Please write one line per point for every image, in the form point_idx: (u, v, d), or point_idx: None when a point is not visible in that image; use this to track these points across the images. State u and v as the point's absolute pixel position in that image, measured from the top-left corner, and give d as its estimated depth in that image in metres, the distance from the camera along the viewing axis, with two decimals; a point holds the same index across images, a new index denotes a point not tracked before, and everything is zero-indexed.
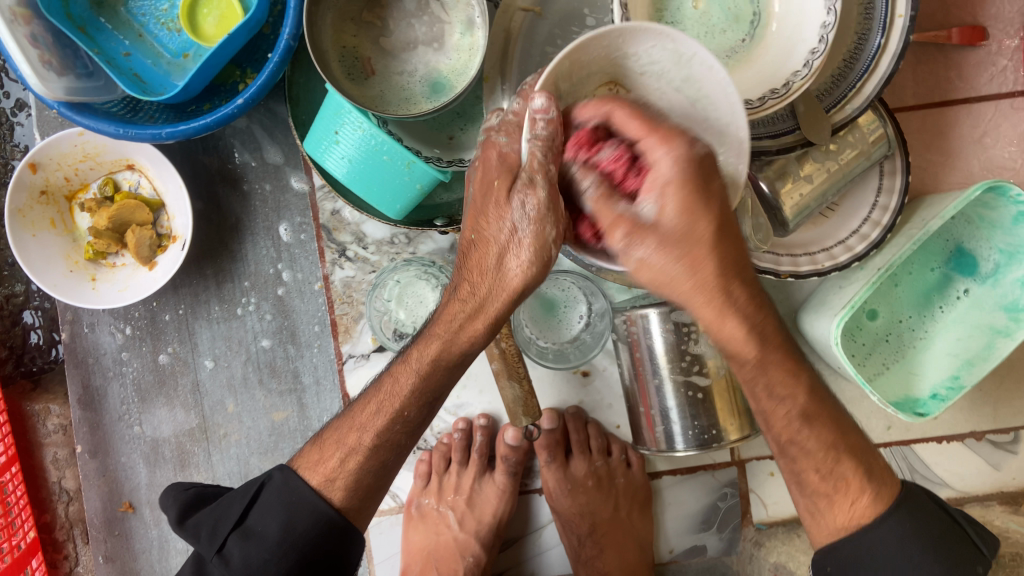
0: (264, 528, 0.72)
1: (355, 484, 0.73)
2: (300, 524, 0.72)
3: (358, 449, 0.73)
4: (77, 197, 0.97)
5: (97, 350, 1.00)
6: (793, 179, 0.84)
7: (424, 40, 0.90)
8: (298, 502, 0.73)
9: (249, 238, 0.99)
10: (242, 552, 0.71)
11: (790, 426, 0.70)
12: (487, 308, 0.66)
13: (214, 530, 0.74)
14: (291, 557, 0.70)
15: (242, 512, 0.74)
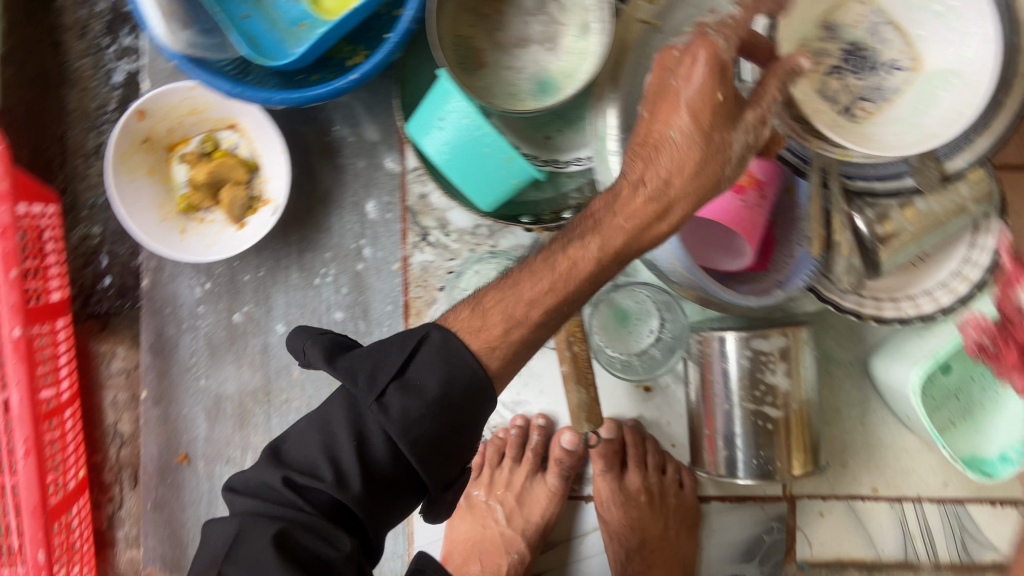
0: (423, 382, 0.63)
1: (499, 341, 0.66)
2: (455, 387, 0.63)
3: (524, 322, 0.67)
4: (176, 148, 0.98)
5: (175, 301, 1.02)
6: (893, 223, 0.82)
7: (538, 39, 0.91)
8: (454, 364, 0.64)
9: (336, 211, 1.01)
10: (401, 408, 0.62)
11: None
12: (658, 215, 0.67)
13: (373, 374, 0.64)
14: (440, 419, 0.62)
15: (402, 362, 0.64)
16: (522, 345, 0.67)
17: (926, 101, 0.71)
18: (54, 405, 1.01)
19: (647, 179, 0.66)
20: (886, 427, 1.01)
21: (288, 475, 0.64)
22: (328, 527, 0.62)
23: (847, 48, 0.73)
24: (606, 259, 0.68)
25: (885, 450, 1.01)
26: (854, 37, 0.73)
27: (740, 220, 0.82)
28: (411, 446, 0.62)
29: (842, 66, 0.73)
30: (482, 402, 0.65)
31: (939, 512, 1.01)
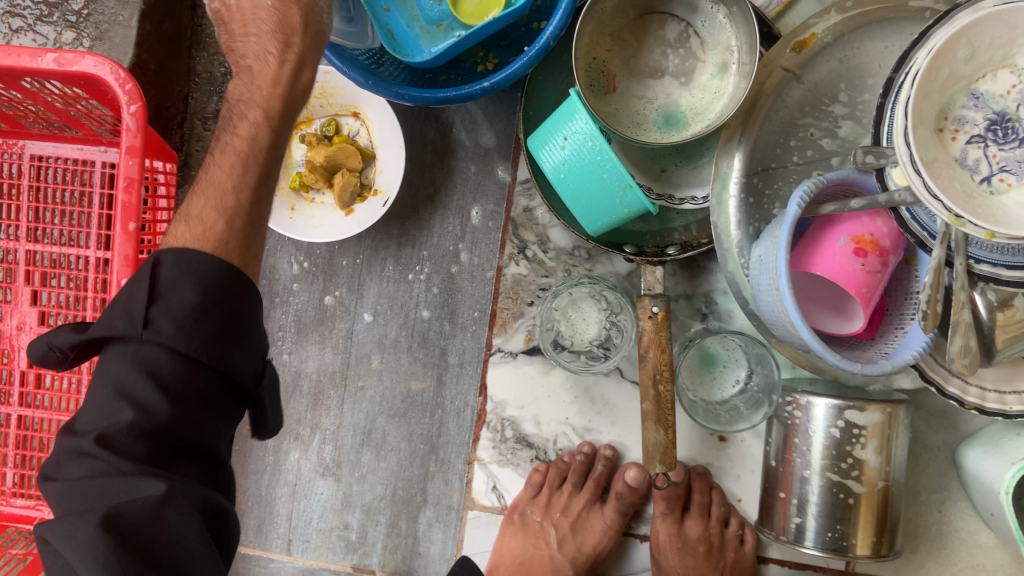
0: (179, 295, 0.61)
1: (231, 228, 0.67)
2: (212, 285, 0.63)
3: (240, 209, 0.68)
4: (299, 127, 1.01)
5: (272, 274, 1.04)
6: (1014, 310, 0.80)
7: (673, 72, 0.91)
8: (196, 265, 0.63)
9: (441, 212, 1.01)
10: (168, 323, 0.60)
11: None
12: (296, 75, 0.73)
13: (129, 310, 0.61)
14: (217, 316, 0.62)
15: (149, 290, 0.61)
16: (255, 216, 0.70)
17: None
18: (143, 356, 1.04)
19: (267, 47, 0.72)
20: (964, 520, 0.97)
21: (101, 435, 0.59)
22: (143, 491, 0.57)
23: (994, 118, 0.73)
24: (256, 130, 0.71)
25: (960, 543, 0.98)
26: (1002, 107, 0.72)
27: (857, 283, 0.80)
28: (198, 349, 0.61)
29: (984, 136, 0.73)
30: (239, 296, 0.64)
31: None
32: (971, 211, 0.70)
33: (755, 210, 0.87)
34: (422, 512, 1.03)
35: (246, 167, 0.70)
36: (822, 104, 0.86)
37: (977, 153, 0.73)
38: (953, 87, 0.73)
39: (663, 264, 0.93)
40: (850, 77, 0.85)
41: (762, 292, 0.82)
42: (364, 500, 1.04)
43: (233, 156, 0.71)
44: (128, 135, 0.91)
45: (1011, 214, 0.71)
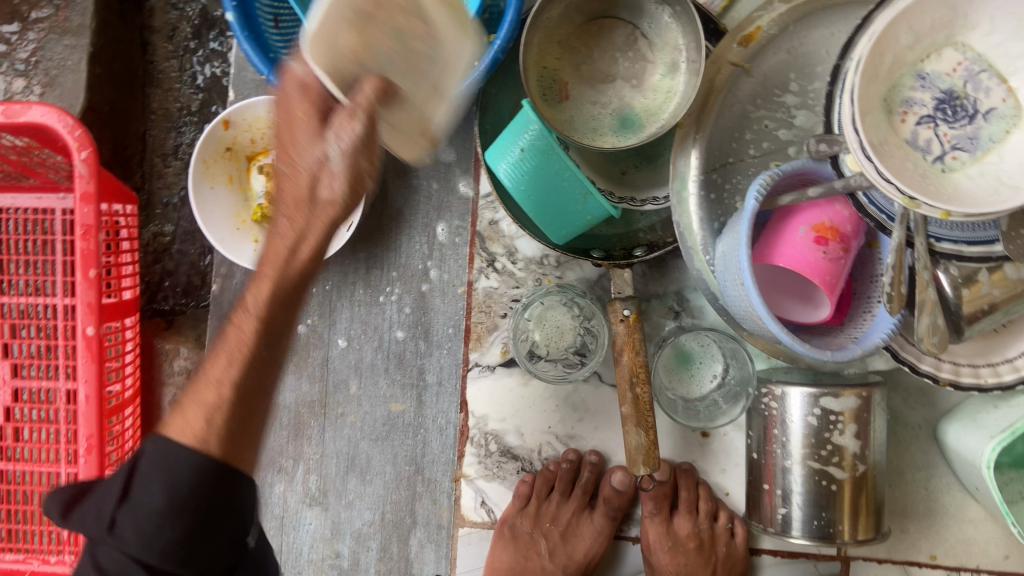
0: (148, 495, 0.55)
1: (215, 427, 0.57)
2: (185, 480, 0.56)
3: (223, 405, 0.58)
4: (257, 158, 1.00)
5: (241, 307, 1.03)
6: (981, 285, 0.80)
7: (624, 75, 0.91)
8: (178, 459, 0.56)
9: (406, 231, 1.01)
10: (135, 523, 0.55)
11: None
12: (294, 252, 0.59)
13: (97, 511, 0.57)
14: (191, 516, 0.55)
15: (120, 485, 0.56)
16: (240, 415, 0.59)
17: None
18: (118, 401, 1.03)
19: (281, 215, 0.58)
20: (950, 493, 0.98)
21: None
22: None
23: (943, 96, 0.74)
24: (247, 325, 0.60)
25: (948, 518, 0.98)
26: (949, 85, 0.74)
27: (820, 272, 0.80)
28: (161, 556, 0.55)
29: (934, 115, 0.74)
30: (235, 489, 0.58)
31: None
32: (924, 193, 0.70)
33: (717, 206, 0.87)
34: (412, 533, 1.02)
35: (245, 369, 0.60)
36: (774, 96, 0.87)
37: (927, 133, 0.74)
38: (901, 70, 0.74)
39: (631, 266, 0.93)
40: (799, 66, 0.86)
41: (728, 288, 0.82)
42: (353, 527, 1.03)
43: (225, 364, 0.60)
44: (80, 182, 0.90)
45: (965, 189, 0.72)
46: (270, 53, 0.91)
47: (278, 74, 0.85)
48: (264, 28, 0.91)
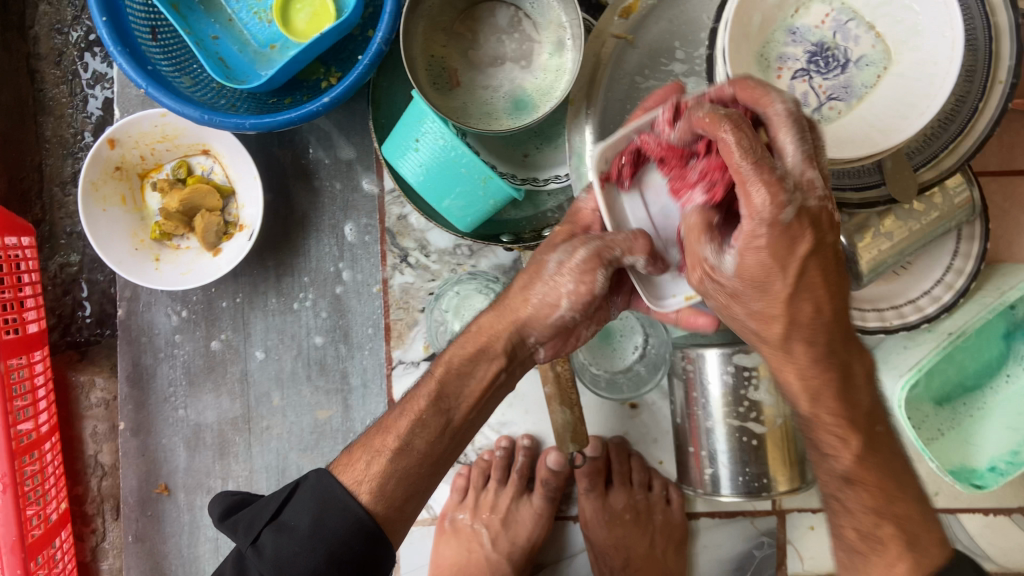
0: (295, 521, 0.69)
1: (384, 490, 0.70)
2: (330, 523, 0.69)
3: (384, 460, 0.71)
4: (149, 175, 0.98)
5: (151, 330, 1.01)
6: (873, 233, 0.83)
7: (512, 57, 0.90)
8: (334, 502, 0.70)
9: (314, 235, 1.00)
10: (275, 545, 0.69)
11: (851, 455, 0.64)
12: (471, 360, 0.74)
13: (250, 523, 0.72)
14: (322, 554, 0.67)
15: (276, 508, 0.71)
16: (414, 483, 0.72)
17: (901, 95, 0.73)
18: (32, 438, 0.99)
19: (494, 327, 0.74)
20: None
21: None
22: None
23: (814, 49, 0.76)
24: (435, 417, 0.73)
25: None
26: (819, 38, 0.75)
27: None
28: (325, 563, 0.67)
29: (808, 68, 0.76)
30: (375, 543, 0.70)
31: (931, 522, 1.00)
32: None
33: None
34: None
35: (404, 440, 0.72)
36: (661, 65, 0.87)
37: (804, 87, 0.76)
38: (772, 28, 0.76)
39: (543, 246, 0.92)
40: (682, 34, 0.87)
41: None
42: None
43: (421, 442, 0.73)
44: None
45: (844, 137, 0.74)
46: (148, 64, 0.88)
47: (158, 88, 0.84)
48: (140, 39, 0.89)
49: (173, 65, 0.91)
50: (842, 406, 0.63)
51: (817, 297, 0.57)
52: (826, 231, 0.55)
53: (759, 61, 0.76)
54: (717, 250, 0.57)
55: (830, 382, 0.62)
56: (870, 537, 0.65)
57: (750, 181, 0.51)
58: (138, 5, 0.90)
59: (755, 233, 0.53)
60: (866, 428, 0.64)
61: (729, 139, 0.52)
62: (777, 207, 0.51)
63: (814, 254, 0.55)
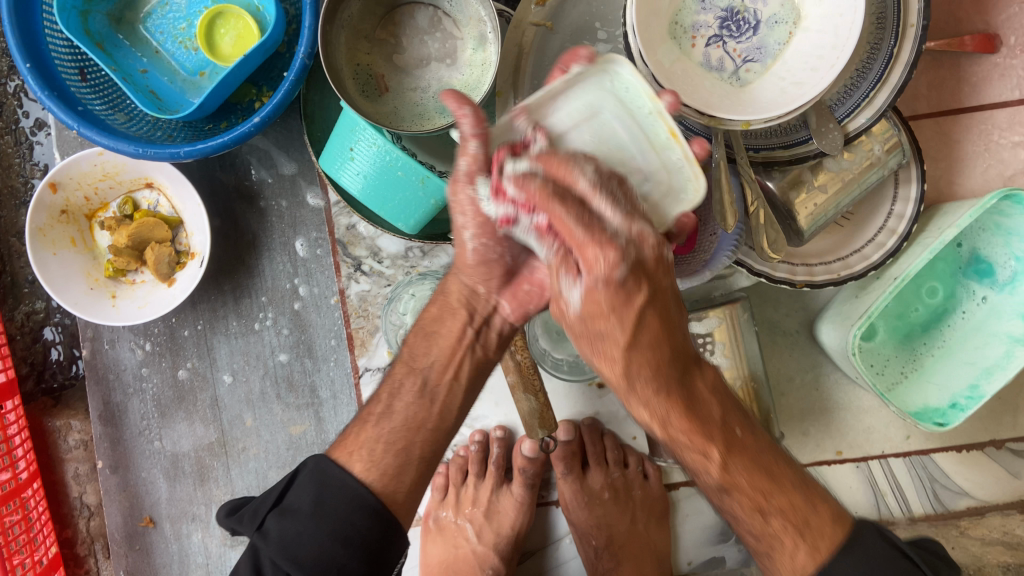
0: (298, 504, 0.69)
1: (376, 459, 0.72)
2: (332, 501, 0.69)
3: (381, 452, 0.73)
4: (97, 215, 0.99)
5: (117, 367, 1.02)
6: (807, 188, 0.84)
7: (437, 56, 0.91)
8: (332, 483, 0.70)
9: (266, 254, 1.00)
10: (281, 527, 0.68)
11: (717, 467, 0.67)
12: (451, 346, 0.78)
13: (256, 512, 0.72)
14: (325, 530, 0.67)
15: (280, 492, 0.71)
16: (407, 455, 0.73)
17: (811, 50, 0.73)
18: (10, 488, 1.00)
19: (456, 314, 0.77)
20: (840, 389, 1.02)
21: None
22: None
23: (725, 14, 0.77)
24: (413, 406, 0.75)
25: (844, 412, 1.03)
26: (728, 3, 0.77)
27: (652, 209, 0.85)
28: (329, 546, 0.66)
29: (721, 33, 0.77)
30: (385, 531, 0.70)
31: (906, 465, 1.02)
32: (719, 109, 0.73)
33: None
34: None
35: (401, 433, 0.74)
36: (584, 47, 0.88)
37: (719, 53, 0.77)
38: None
39: None
40: (602, 14, 0.88)
41: None
42: None
43: (403, 405, 0.75)
44: None
45: (761, 100, 0.74)
46: (78, 104, 0.89)
47: (88, 127, 0.84)
48: (68, 81, 0.89)
49: (105, 104, 0.92)
50: (691, 425, 0.66)
51: (655, 335, 0.63)
52: (659, 279, 0.63)
53: (671, 30, 0.76)
54: (572, 282, 0.62)
55: (675, 408, 0.66)
56: (763, 536, 0.69)
57: (586, 245, 0.59)
58: (63, 47, 0.90)
59: (595, 289, 0.60)
60: (723, 438, 0.68)
61: (561, 213, 0.59)
62: (610, 268, 0.59)
63: (649, 302, 0.62)
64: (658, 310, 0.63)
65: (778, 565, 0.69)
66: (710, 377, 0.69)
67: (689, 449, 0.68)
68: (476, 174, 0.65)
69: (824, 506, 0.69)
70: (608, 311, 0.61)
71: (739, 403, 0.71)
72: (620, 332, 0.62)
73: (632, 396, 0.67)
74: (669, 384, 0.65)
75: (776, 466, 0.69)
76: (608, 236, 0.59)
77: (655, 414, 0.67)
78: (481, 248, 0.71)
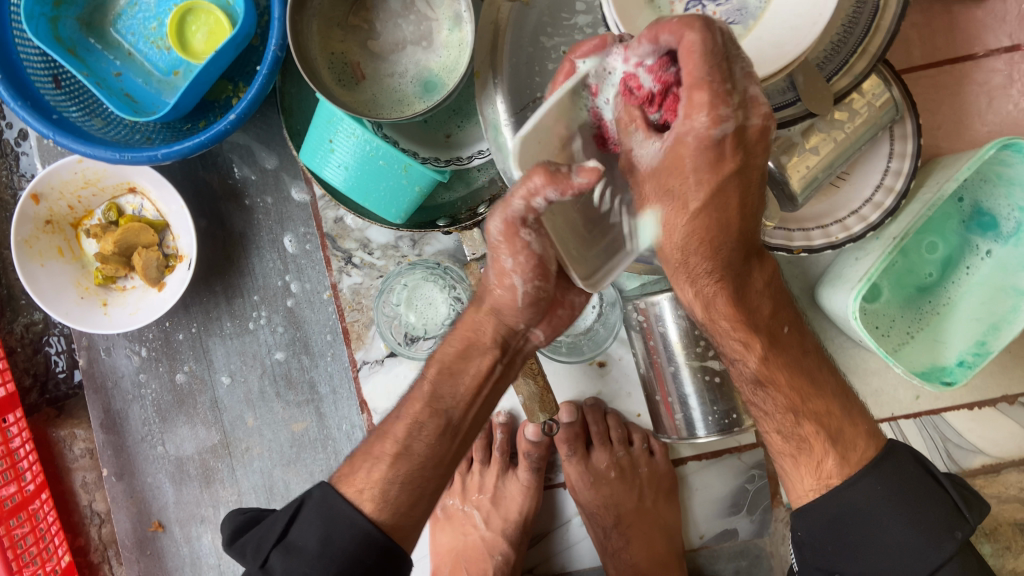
0: (304, 541, 0.69)
1: (386, 497, 0.70)
2: (339, 540, 0.68)
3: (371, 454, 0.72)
4: (82, 223, 0.98)
5: (115, 374, 1.02)
6: (798, 152, 0.82)
7: (412, 39, 0.89)
8: (337, 517, 0.69)
9: (255, 252, 0.99)
10: (285, 565, 0.68)
11: (756, 359, 0.73)
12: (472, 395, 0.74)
13: (258, 546, 0.71)
14: (332, 570, 0.67)
15: (282, 529, 0.70)
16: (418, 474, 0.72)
17: (793, 10, 0.70)
18: (17, 501, 1.00)
19: None
20: (846, 352, 1.00)
21: None
22: None
23: None
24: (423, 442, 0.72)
25: (852, 376, 1.01)
26: None
27: None
28: None
29: None
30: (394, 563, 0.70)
31: (916, 426, 1.00)
32: None
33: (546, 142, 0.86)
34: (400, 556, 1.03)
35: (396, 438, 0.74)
36: (562, 20, 0.84)
37: (698, 18, 0.74)
38: None
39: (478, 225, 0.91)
40: None
41: None
42: None
43: (423, 445, 0.72)
44: None
45: (743, 64, 0.71)
46: (53, 113, 0.88)
47: (63, 137, 0.83)
48: (42, 89, 0.88)
49: (81, 110, 0.91)
50: (735, 312, 0.70)
51: (726, 216, 0.62)
52: (753, 150, 0.57)
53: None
54: (644, 139, 0.57)
55: (722, 295, 0.69)
56: (794, 436, 0.74)
57: (698, 88, 0.52)
58: (35, 56, 0.89)
59: (686, 140, 0.55)
60: (768, 331, 0.72)
61: (694, 43, 0.50)
62: (711, 123, 0.54)
63: (737, 173, 0.58)
64: (743, 183, 0.60)
65: (801, 469, 0.75)
66: (768, 272, 0.71)
67: (731, 336, 0.72)
68: (527, 218, 0.59)
69: (859, 418, 0.75)
70: (691, 168, 0.57)
71: (777, 331, 0.73)
72: (697, 191, 0.59)
73: (685, 281, 0.69)
74: (728, 267, 0.67)
75: (816, 370, 0.75)
76: (729, 92, 0.52)
77: (702, 294, 0.70)
78: (530, 291, 0.68)
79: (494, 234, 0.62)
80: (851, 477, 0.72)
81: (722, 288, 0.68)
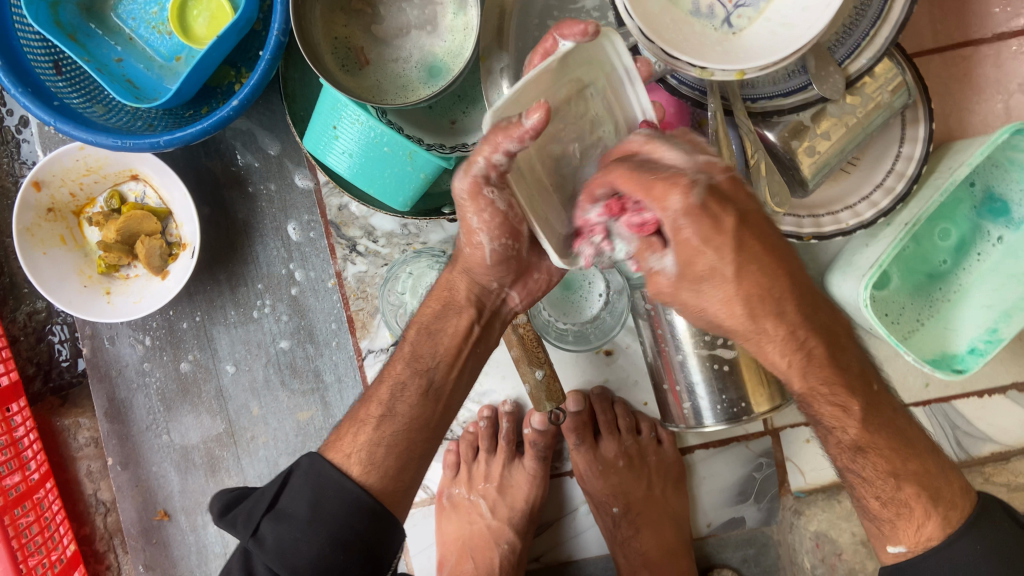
0: (294, 508, 0.68)
1: (374, 460, 0.71)
2: (328, 505, 0.68)
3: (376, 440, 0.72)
4: (84, 211, 0.97)
5: (118, 363, 1.02)
6: (809, 137, 0.81)
7: (416, 24, 0.88)
8: (327, 483, 0.69)
9: (260, 240, 0.98)
10: (276, 533, 0.67)
11: (856, 425, 0.67)
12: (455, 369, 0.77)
13: (249, 515, 0.69)
14: (323, 537, 0.66)
15: (273, 496, 0.69)
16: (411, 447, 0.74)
17: None
18: (21, 490, 0.99)
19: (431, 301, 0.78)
20: (855, 340, 1.00)
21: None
22: None
23: None
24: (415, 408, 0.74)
25: None
26: None
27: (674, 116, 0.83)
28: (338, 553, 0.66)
29: None
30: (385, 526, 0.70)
31: (925, 415, 0.99)
32: (711, 59, 0.68)
33: None
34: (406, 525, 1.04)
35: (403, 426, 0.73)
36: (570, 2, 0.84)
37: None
38: None
39: None
40: None
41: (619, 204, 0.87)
42: None
43: (406, 407, 0.74)
44: None
45: (754, 45, 0.70)
46: (55, 99, 0.86)
47: (63, 122, 0.82)
48: (42, 75, 0.87)
49: (82, 96, 0.90)
50: (831, 370, 0.65)
51: (766, 270, 0.58)
52: (740, 202, 0.57)
53: None
54: (658, 255, 0.58)
55: (815, 349, 0.64)
56: (894, 501, 0.69)
57: (661, 184, 0.55)
58: (35, 41, 0.88)
59: (679, 226, 0.55)
60: (863, 393, 0.67)
61: (622, 170, 0.56)
62: (686, 198, 0.54)
63: (740, 225, 0.57)
64: (758, 235, 0.58)
65: (902, 531, 0.70)
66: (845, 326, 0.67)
67: (830, 399, 0.66)
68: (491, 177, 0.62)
69: (946, 474, 0.70)
70: (705, 247, 0.56)
71: (869, 387, 0.67)
72: (723, 263, 0.56)
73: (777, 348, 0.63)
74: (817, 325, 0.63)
75: (911, 430, 0.69)
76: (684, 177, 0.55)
77: (798, 355, 0.64)
78: (499, 249, 0.71)
79: (459, 193, 0.65)
80: (951, 537, 0.68)
81: (816, 340, 0.64)
